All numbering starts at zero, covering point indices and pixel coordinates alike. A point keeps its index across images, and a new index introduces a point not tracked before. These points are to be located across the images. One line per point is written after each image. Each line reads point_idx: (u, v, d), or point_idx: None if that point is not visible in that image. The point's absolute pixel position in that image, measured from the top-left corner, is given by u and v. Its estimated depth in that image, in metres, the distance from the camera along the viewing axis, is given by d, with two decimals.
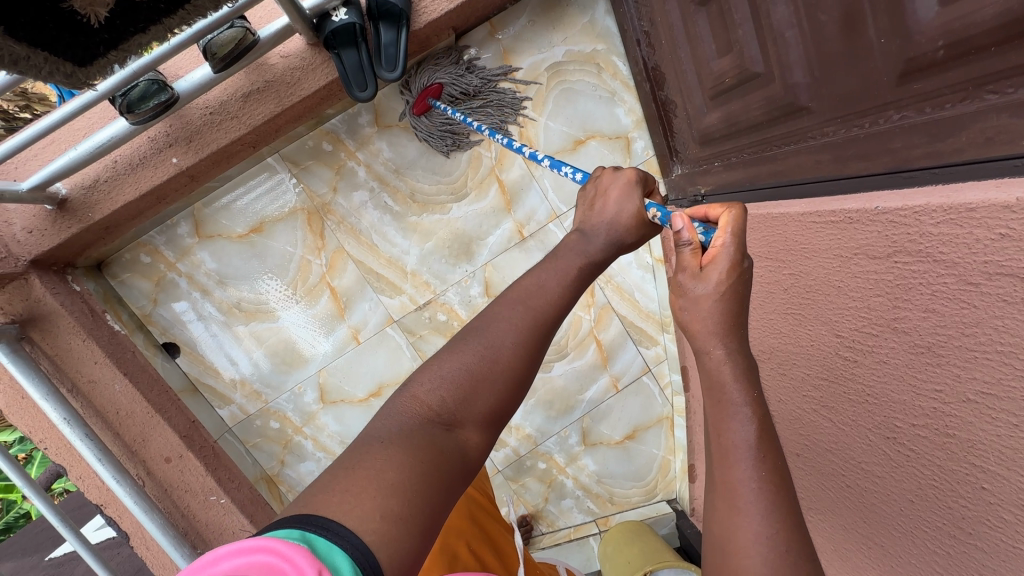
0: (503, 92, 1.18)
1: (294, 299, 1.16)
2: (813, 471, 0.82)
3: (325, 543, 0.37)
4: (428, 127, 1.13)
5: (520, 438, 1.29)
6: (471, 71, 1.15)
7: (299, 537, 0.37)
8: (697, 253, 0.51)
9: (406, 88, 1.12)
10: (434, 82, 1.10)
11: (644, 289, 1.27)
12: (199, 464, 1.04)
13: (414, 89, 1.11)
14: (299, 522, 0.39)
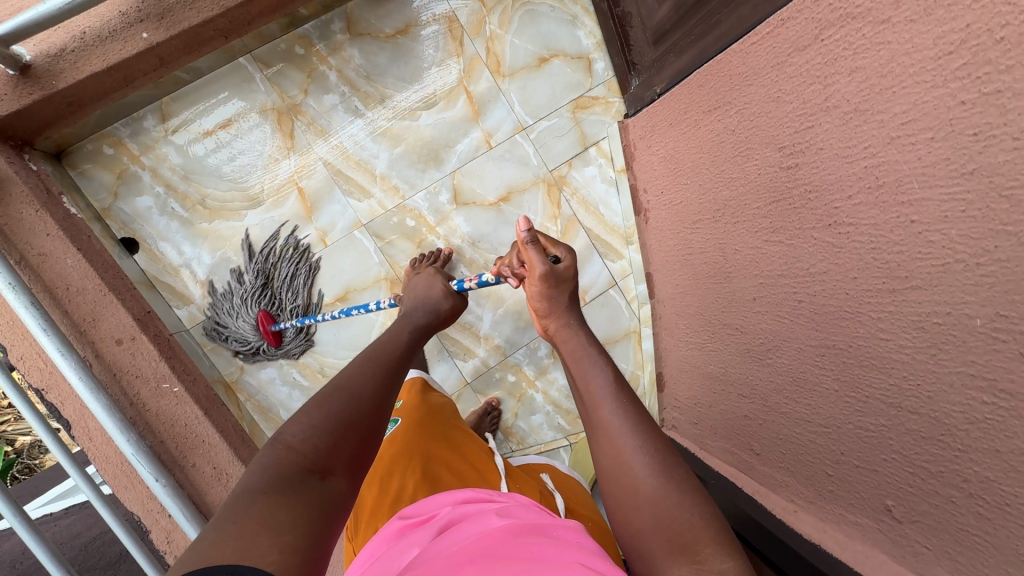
0: (291, 259, 1.17)
1: (260, 199, 1.16)
2: (768, 305, 0.85)
3: None
4: (291, 341, 1.16)
5: (489, 350, 1.28)
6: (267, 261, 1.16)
7: None
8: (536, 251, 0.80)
9: (224, 339, 1.14)
10: (258, 311, 1.14)
11: (608, 202, 1.31)
12: (152, 348, 1.00)
13: (247, 338, 1.14)
14: (206, 573, 0.37)
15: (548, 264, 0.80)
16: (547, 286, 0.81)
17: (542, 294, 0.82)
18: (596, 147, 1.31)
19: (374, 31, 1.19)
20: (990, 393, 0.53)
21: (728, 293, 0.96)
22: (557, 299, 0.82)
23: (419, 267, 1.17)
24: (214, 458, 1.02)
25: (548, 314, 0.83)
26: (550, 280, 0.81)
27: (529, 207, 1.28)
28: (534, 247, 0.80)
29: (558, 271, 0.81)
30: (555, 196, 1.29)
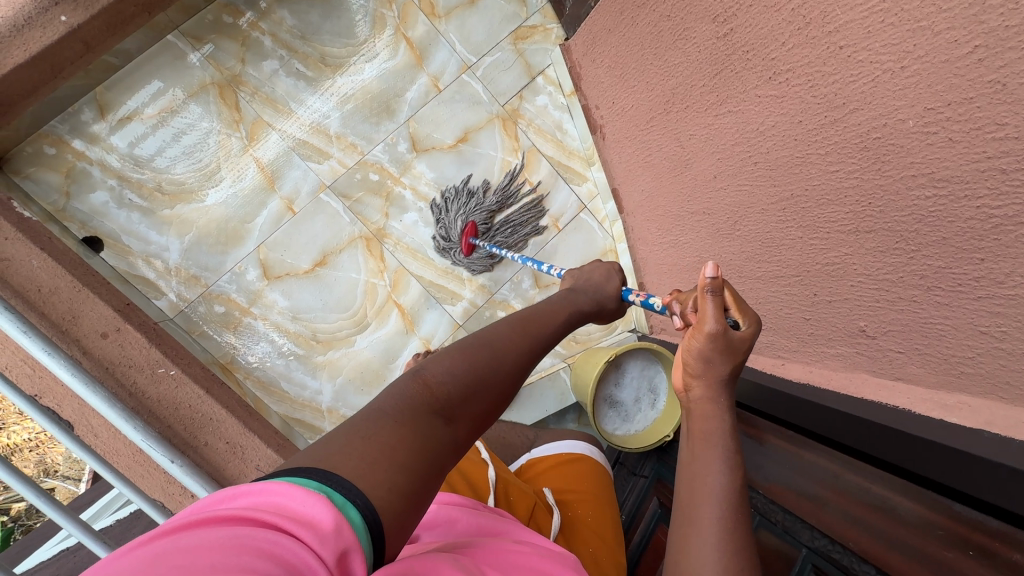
0: (468, 199, 1.26)
1: (218, 176, 1.15)
2: (727, 177, 0.90)
3: (341, 497, 0.39)
4: (478, 259, 1.27)
5: (474, 290, 1.29)
6: (468, 202, 1.26)
7: (318, 487, 0.39)
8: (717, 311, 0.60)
9: (445, 242, 1.25)
10: (467, 222, 1.25)
11: (564, 128, 1.34)
12: (140, 336, 0.99)
13: (454, 239, 1.25)
14: (317, 473, 0.40)
15: (722, 325, 0.60)
16: (716, 347, 0.61)
17: (703, 355, 0.62)
18: (543, 75, 1.33)
19: None
20: (929, 187, 0.58)
21: (689, 179, 1.01)
22: (717, 364, 0.62)
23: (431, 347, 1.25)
24: (225, 433, 1.03)
25: (701, 376, 0.63)
26: (718, 343, 0.62)
27: (488, 144, 1.29)
28: (713, 298, 0.60)
29: (732, 337, 0.61)
30: (512, 129, 1.31)
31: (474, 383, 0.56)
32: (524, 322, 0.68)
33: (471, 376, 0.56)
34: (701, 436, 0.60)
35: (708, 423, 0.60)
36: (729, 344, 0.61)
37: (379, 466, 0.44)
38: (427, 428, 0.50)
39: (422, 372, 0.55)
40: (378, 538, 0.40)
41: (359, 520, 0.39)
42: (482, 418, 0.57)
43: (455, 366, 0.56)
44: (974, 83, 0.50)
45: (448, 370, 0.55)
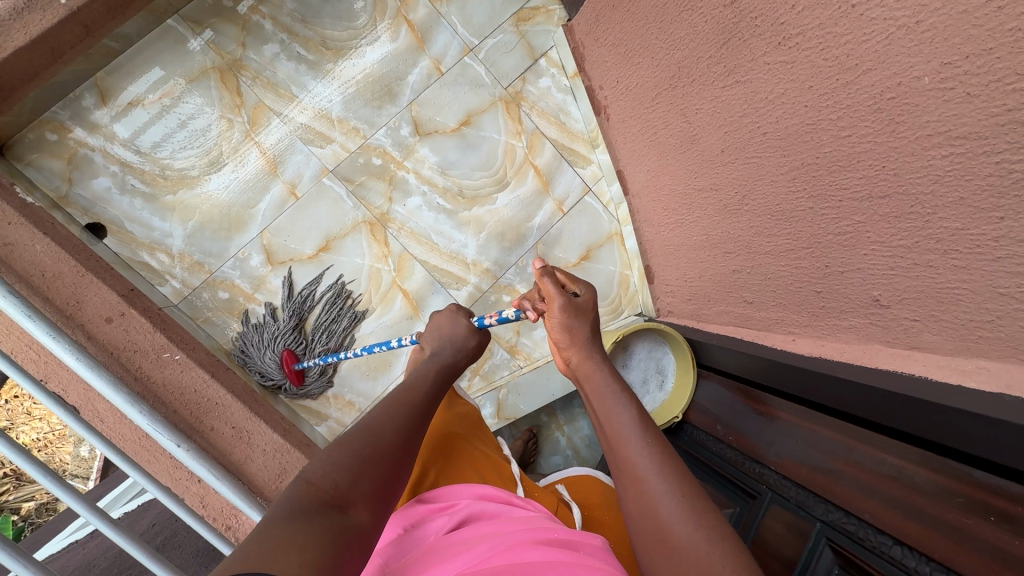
0: (276, 322, 1.17)
1: (220, 162, 1.14)
2: (734, 151, 0.89)
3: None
4: (316, 380, 1.19)
5: (479, 275, 1.29)
6: (271, 327, 1.17)
7: None
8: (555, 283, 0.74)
9: (270, 380, 1.17)
10: (281, 352, 1.16)
11: (567, 110, 1.33)
12: (144, 321, 0.99)
13: (277, 372, 1.16)
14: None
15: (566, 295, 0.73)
16: (569, 317, 0.73)
17: (566, 326, 0.73)
18: (546, 57, 1.31)
19: None
20: (948, 146, 0.57)
21: (694, 156, 1.00)
22: (579, 329, 0.73)
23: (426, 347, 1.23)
24: (231, 418, 1.03)
25: (571, 344, 0.74)
26: (570, 313, 0.73)
27: (491, 127, 1.28)
28: (551, 279, 0.74)
29: (578, 303, 0.74)
30: (514, 112, 1.30)
31: (357, 463, 0.60)
32: (397, 397, 0.73)
33: (354, 458, 0.60)
34: (597, 393, 0.69)
35: (594, 381, 0.71)
36: (578, 310, 0.74)
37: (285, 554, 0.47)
38: (319, 518, 0.53)
39: (306, 476, 0.59)
40: None
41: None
42: (378, 489, 0.61)
43: (335, 455, 0.61)
44: (994, 33, 0.48)
45: (328, 463, 0.59)
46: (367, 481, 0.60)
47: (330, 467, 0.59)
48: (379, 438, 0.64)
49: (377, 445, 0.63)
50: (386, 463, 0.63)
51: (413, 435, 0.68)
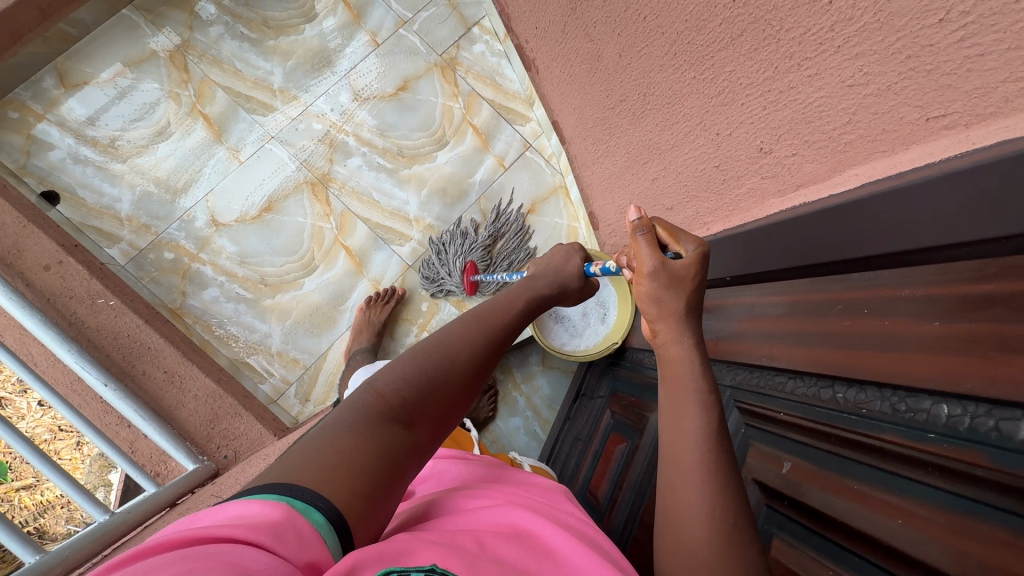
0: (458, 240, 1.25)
1: (168, 131, 1.23)
2: (631, 51, 0.90)
3: (303, 504, 0.39)
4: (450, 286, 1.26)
5: (422, 230, 1.30)
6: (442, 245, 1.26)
7: (279, 498, 0.39)
8: (647, 243, 0.62)
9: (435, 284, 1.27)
10: (466, 261, 1.24)
11: (503, 73, 1.38)
12: (82, 269, 1.03)
13: (457, 276, 1.25)
14: (276, 489, 0.40)
15: (660, 258, 0.61)
16: (664, 285, 0.61)
17: (655, 296, 0.62)
18: (479, 26, 1.38)
19: None
20: None
21: (604, 74, 1.01)
22: (669, 299, 0.61)
23: (369, 308, 1.22)
24: (164, 363, 1.03)
25: (660, 317, 0.62)
26: (664, 280, 0.61)
27: (428, 91, 1.34)
28: (644, 238, 0.62)
29: (674, 267, 0.61)
30: (450, 76, 1.35)
31: (425, 386, 0.56)
32: (476, 317, 0.66)
33: (424, 379, 0.56)
34: (677, 380, 0.58)
35: (679, 363, 0.59)
36: (677, 279, 0.61)
37: (339, 468, 0.44)
38: (383, 430, 0.50)
39: (373, 383, 0.55)
40: (346, 536, 0.41)
41: (323, 522, 0.39)
42: (442, 419, 0.57)
43: (402, 370, 0.56)
44: None
45: (397, 379, 0.55)
46: (435, 410, 0.56)
47: (404, 383, 0.55)
48: (452, 370, 0.59)
49: (447, 374, 0.58)
50: (450, 393, 0.58)
51: (488, 365, 0.64)
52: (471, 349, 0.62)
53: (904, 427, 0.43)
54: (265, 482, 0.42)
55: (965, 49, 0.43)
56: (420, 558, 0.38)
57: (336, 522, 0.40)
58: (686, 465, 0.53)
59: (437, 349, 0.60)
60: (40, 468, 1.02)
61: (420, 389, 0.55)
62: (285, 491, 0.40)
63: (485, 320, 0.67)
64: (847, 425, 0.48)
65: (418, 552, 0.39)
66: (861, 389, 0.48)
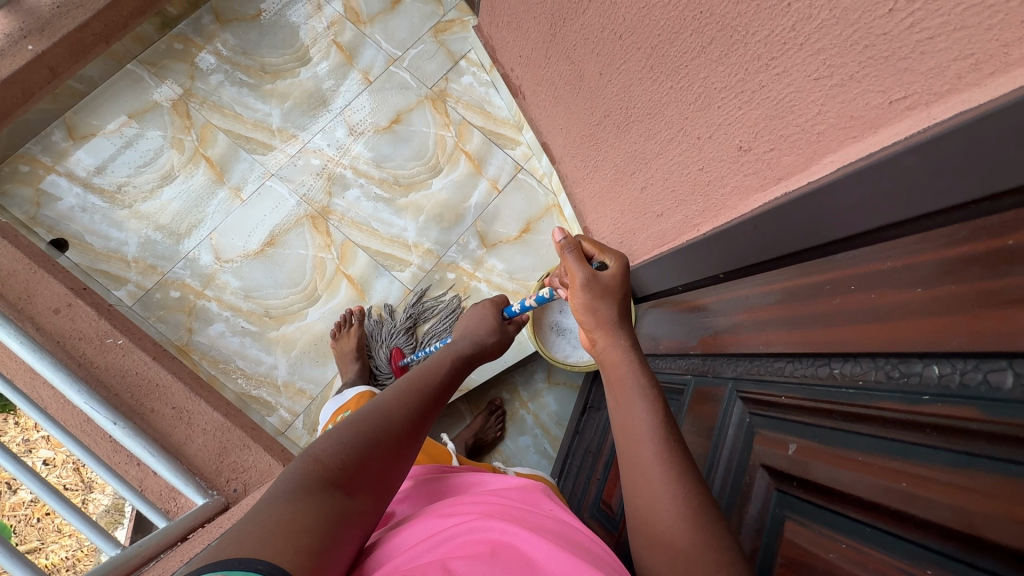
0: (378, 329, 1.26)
1: (173, 175, 1.28)
2: (609, 69, 0.95)
3: (242, 571, 0.35)
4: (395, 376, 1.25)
5: (422, 255, 1.33)
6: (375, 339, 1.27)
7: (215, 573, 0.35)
8: (576, 256, 0.69)
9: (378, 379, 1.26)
10: (391, 350, 1.25)
11: (491, 101, 1.43)
12: (90, 310, 1.05)
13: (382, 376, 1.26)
14: (211, 566, 0.36)
15: (588, 270, 0.68)
16: (593, 297, 0.69)
17: (589, 305, 0.69)
18: (465, 59, 1.45)
19: (240, 15, 1.36)
20: None
21: (587, 93, 1.06)
22: (602, 306, 0.69)
23: (337, 339, 1.22)
24: (172, 399, 1.04)
25: (595, 324, 0.69)
26: (594, 289, 0.69)
27: (421, 122, 1.39)
28: (573, 253, 0.69)
29: (601, 277, 0.69)
30: (441, 107, 1.41)
31: (366, 442, 0.52)
32: (409, 378, 0.64)
33: (365, 436, 0.53)
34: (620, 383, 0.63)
35: (620, 368, 0.64)
36: (603, 290, 0.69)
37: (275, 541, 0.40)
38: (326, 495, 0.46)
39: (310, 451, 0.51)
40: None
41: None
42: (389, 472, 0.53)
43: (339, 433, 0.53)
44: None
45: (335, 442, 0.52)
46: (381, 470, 0.52)
47: (342, 446, 0.51)
48: (391, 422, 0.56)
49: (388, 433, 0.55)
50: (395, 445, 0.55)
51: (428, 416, 0.61)
52: (410, 404, 0.59)
53: (900, 393, 0.44)
54: (200, 565, 0.37)
55: (917, 34, 0.46)
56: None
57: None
58: (679, 471, 0.54)
59: (373, 410, 0.56)
60: (41, 529, 1.10)
61: (361, 450, 0.52)
62: (220, 566, 0.36)
63: (423, 379, 0.65)
64: (846, 399, 0.49)
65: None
66: (856, 361, 0.49)
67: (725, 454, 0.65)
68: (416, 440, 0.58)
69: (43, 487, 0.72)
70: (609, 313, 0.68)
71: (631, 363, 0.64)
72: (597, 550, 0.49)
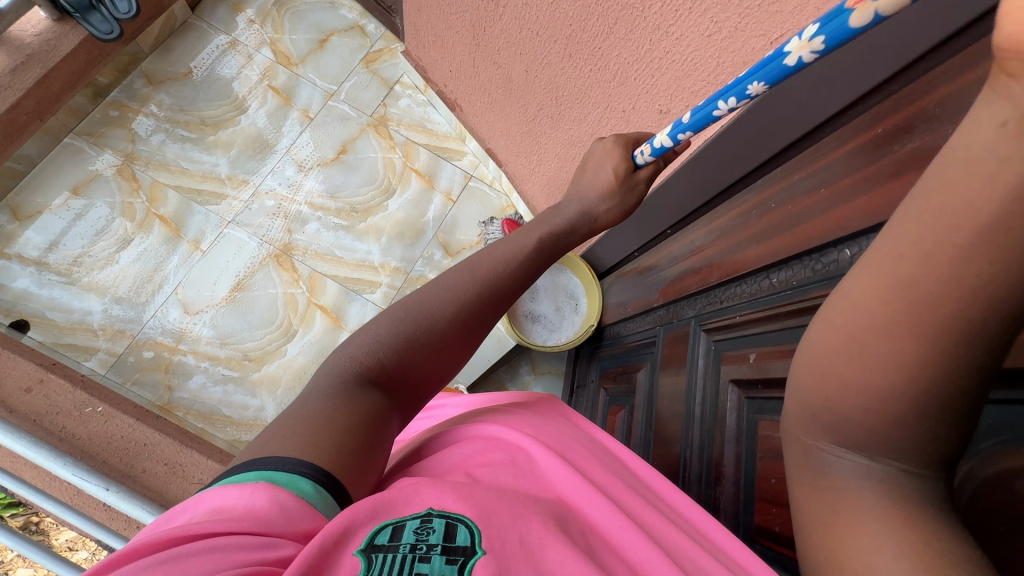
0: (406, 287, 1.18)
1: (129, 240, 1.28)
2: (529, 65, 1.03)
3: (285, 476, 0.38)
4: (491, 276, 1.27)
5: (390, 274, 1.36)
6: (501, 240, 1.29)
7: (258, 476, 0.38)
8: None
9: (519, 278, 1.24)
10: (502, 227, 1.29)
11: (431, 118, 1.50)
12: (64, 382, 1.04)
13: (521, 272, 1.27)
14: (256, 464, 0.39)
15: None
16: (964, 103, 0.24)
17: None
18: (400, 83, 1.51)
19: (171, 75, 1.41)
20: None
21: (516, 92, 1.13)
22: None
23: None
24: (162, 456, 1.03)
25: None
26: None
27: (367, 149, 1.44)
28: None
29: None
30: (384, 132, 1.46)
31: (409, 344, 0.53)
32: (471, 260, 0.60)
33: (410, 336, 0.53)
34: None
35: None
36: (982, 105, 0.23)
37: (317, 437, 0.43)
38: (364, 398, 0.48)
39: (354, 343, 0.53)
40: (338, 495, 0.40)
41: (311, 489, 0.38)
42: (428, 376, 0.55)
43: (383, 331, 0.54)
44: None
45: (379, 339, 0.53)
46: (416, 374, 0.54)
47: (379, 347, 0.53)
48: (438, 323, 0.55)
49: (432, 335, 0.54)
50: (440, 347, 0.55)
51: (484, 307, 0.58)
52: (460, 299, 0.57)
53: (825, 280, 0.50)
54: (249, 455, 0.41)
55: None
56: (415, 505, 0.39)
57: (327, 482, 0.39)
58: None
59: (420, 306, 0.55)
60: None
61: (399, 352, 0.53)
62: (267, 466, 0.39)
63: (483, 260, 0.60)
64: (785, 300, 0.55)
65: (413, 496, 0.40)
66: (788, 267, 0.56)
67: (699, 384, 0.69)
68: (466, 336, 0.57)
69: (44, 555, 0.71)
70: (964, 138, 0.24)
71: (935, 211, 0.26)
72: (602, 452, 0.55)
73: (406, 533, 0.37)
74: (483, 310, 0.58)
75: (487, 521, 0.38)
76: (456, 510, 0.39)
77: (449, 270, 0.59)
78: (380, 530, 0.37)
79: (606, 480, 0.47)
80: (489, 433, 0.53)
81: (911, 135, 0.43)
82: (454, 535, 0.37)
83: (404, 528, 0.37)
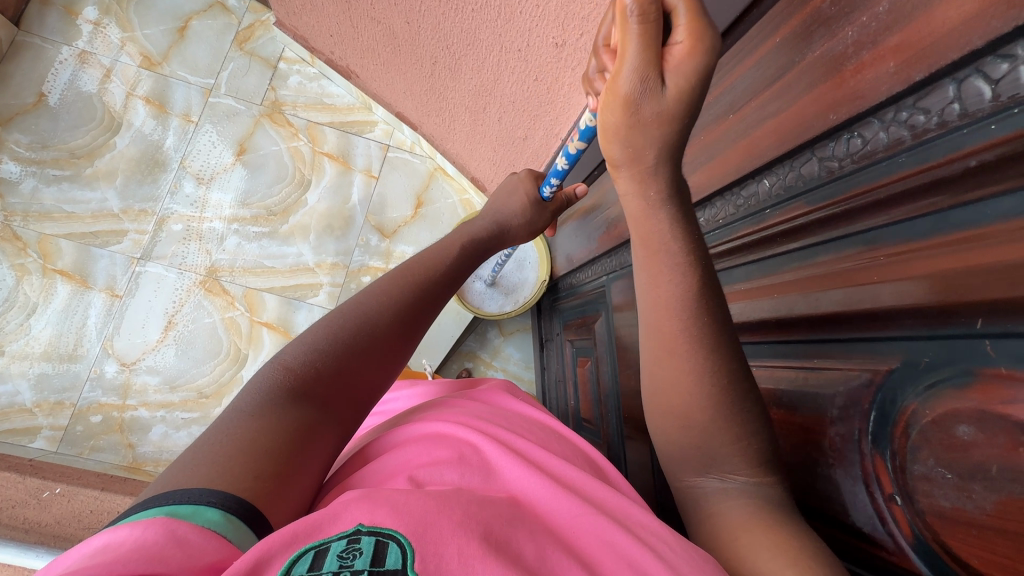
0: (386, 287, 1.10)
1: (35, 306, 1.17)
2: (410, 14, 0.91)
3: (189, 507, 0.34)
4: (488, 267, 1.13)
5: (329, 272, 1.28)
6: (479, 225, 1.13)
7: (157, 511, 0.33)
8: None
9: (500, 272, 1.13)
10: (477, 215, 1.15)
11: (329, 91, 1.35)
12: (8, 473, 0.96)
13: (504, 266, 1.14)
14: (158, 500, 0.34)
15: None
16: (631, 122, 0.39)
17: None
18: (283, 60, 1.35)
19: (19, 109, 1.23)
20: None
21: (405, 46, 1.01)
22: None
23: None
24: None
25: None
26: None
27: (267, 143, 1.30)
28: None
29: None
30: (280, 119, 1.32)
31: (346, 351, 0.50)
32: (408, 272, 0.61)
33: (347, 345, 0.51)
34: None
35: None
36: (687, 106, 0.39)
37: (236, 462, 0.38)
38: (289, 409, 0.44)
39: (280, 357, 0.49)
40: (257, 524, 0.36)
41: (220, 518, 0.34)
42: (368, 382, 0.52)
43: (317, 337, 0.50)
44: None
45: (312, 349, 0.49)
46: (357, 375, 0.51)
47: (316, 353, 0.49)
48: (376, 328, 0.53)
49: (373, 338, 0.53)
50: (378, 352, 0.53)
51: (415, 315, 0.58)
52: (395, 308, 0.56)
53: (750, 216, 0.46)
54: (149, 493, 0.36)
55: None
56: (344, 521, 0.33)
57: (239, 508, 0.35)
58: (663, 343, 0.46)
59: (359, 313, 0.53)
60: None
61: (337, 356, 0.50)
62: (171, 501, 0.34)
63: (412, 272, 0.61)
64: (716, 241, 0.51)
65: (342, 512, 0.33)
66: (712, 204, 0.52)
67: None
68: (403, 341, 0.56)
69: None
70: (664, 150, 0.40)
71: (673, 216, 0.42)
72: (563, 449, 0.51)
73: (328, 559, 0.30)
74: (415, 322, 0.58)
75: (423, 538, 0.32)
76: (388, 526, 0.32)
77: (387, 282, 0.58)
78: (299, 557, 0.30)
79: (578, 479, 0.43)
80: (441, 429, 0.48)
81: (812, 41, 0.38)
82: (383, 557, 0.30)
83: (328, 552, 0.31)
